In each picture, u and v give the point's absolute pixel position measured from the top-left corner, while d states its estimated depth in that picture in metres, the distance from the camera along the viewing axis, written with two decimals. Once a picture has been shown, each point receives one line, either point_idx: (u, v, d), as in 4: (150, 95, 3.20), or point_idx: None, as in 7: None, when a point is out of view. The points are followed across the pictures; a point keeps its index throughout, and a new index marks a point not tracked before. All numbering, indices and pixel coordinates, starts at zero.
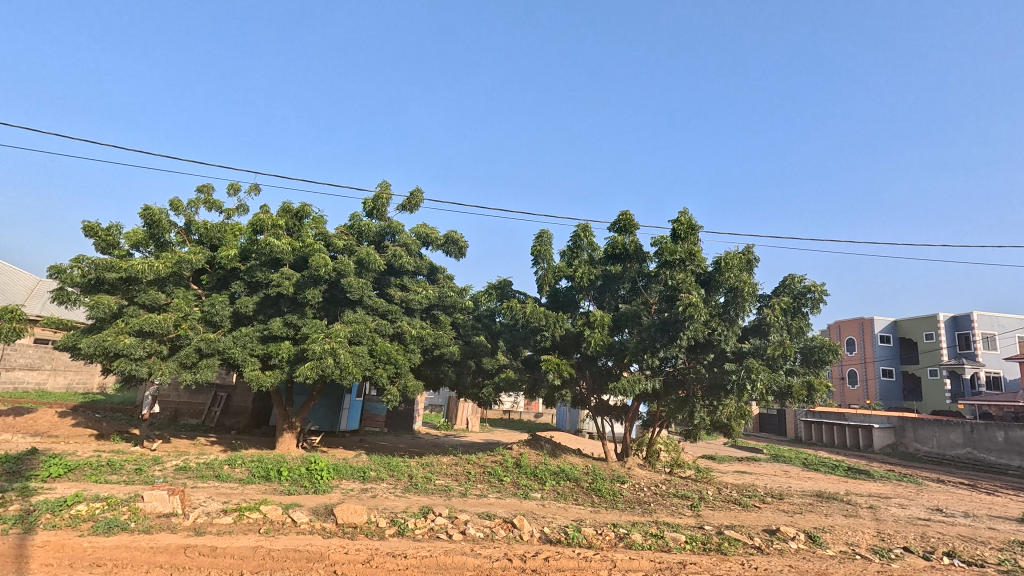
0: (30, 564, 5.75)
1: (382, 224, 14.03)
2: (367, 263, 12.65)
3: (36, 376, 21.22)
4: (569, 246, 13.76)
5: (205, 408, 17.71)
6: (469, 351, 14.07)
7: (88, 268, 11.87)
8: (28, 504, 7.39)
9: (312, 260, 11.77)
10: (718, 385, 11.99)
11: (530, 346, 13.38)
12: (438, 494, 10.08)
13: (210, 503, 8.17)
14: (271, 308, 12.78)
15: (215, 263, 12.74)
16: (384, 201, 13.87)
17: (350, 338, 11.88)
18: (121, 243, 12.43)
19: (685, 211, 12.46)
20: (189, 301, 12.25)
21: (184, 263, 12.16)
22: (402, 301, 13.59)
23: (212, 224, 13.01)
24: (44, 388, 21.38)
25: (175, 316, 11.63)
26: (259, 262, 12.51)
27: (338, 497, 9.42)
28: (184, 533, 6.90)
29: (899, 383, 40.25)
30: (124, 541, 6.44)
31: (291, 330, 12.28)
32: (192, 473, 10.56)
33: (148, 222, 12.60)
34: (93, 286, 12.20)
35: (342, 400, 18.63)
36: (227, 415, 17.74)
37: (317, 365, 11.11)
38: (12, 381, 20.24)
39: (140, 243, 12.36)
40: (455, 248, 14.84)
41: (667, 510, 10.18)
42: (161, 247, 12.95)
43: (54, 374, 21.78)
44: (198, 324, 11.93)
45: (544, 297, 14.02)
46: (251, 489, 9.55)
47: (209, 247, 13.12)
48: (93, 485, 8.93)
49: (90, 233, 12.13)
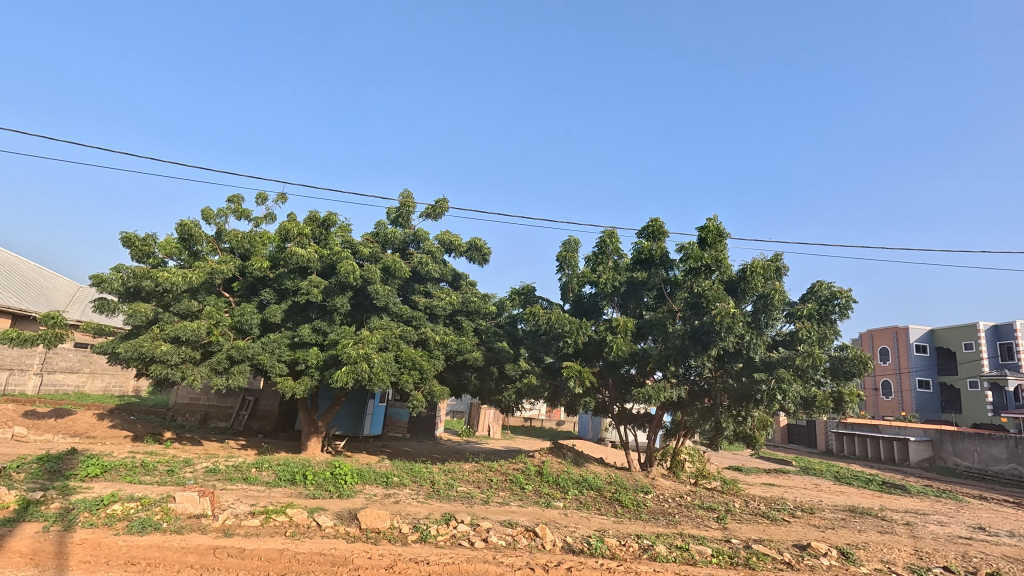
0: (69, 561, 5.95)
1: (406, 231, 14.22)
2: (393, 270, 12.88)
3: (75, 379, 22.07)
4: (594, 252, 13.68)
5: (234, 411, 18.19)
6: (492, 357, 14.10)
7: (125, 277, 12.27)
8: (68, 502, 7.67)
9: (341, 267, 12.00)
10: (748, 395, 11.76)
11: (553, 353, 13.43)
12: (460, 501, 10.09)
13: (238, 505, 8.36)
14: (299, 314, 13.03)
15: (244, 272, 13.08)
16: (409, 209, 14.06)
17: (379, 344, 12.06)
18: (156, 252, 12.87)
19: (715, 217, 12.21)
20: (220, 307, 12.61)
21: (216, 272, 12.54)
22: (426, 307, 13.76)
23: (242, 233, 13.36)
24: (82, 390, 22.30)
25: (208, 323, 11.85)
26: (287, 270, 12.75)
27: (361, 501, 9.53)
28: (214, 534, 7.08)
29: (937, 395, 38.69)
30: (156, 540, 6.63)
31: (319, 336, 12.51)
32: (220, 475, 10.80)
33: (181, 232, 13.00)
34: (131, 293, 12.66)
35: (366, 406, 18.88)
36: (254, 418, 18.19)
37: (351, 370, 11.26)
38: (54, 384, 21.13)
39: (174, 252, 12.80)
40: (478, 255, 14.92)
41: (692, 522, 9.99)
42: (194, 255, 13.36)
43: (92, 377, 22.73)
44: (229, 330, 12.22)
45: (567, 303, 13.97)
46: (277, 492, 9.74)
47: (240, 255, 13.46)
48: (128, 485, 9.22)
49: (127, 243, 12.58)
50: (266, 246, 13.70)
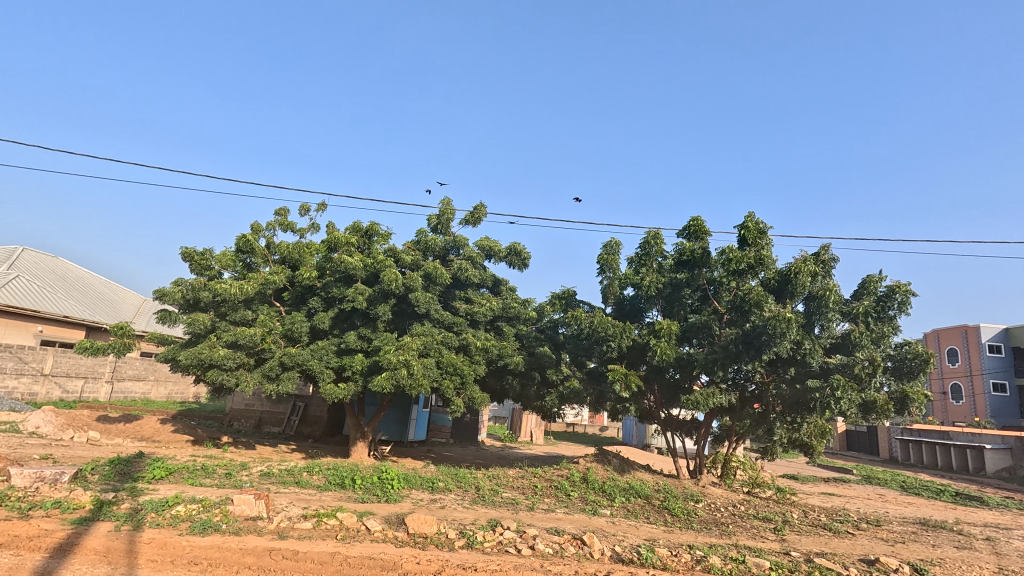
0: (138, 559, 6.26)
1: (446, 238, 14.40)
2: (434, 277, 13.05)
3: (142, 386, 23.48)
4: (638, 253, 13.41)
5: (285, 417, 18.84)
6: (534, 362, 14.04)
7: (186, 290, 12.95)
8: (137, 503, 8.12)
9: (384, 275, 12.30)
10: (802, 402, 11.23)
11: (595, 357, 13.17)
12: (505, 507, 10.05)
13: (292, 508, 8.61)
14: (346, 322, 13.42)
15: (294, 281, 13.54)
16: (448, 216, 14.22)
17: (421, 350, 12.20)
18: (214, 265, 13.52)
19: (753, 215, 11.77)
20: (273, 316, 13.11)
21: (268, 283, 13.04)
22: (467, 314, 13.86)
23: (291, 245, 13.87)
24: (148, 397, 23.70)
25: (261, 331, 12.40)
26: (334, 278, 13.15)
27: (408, 506, 9.64)
28: (269, 536, 7.31)
29: (1015, 399, 35.76)
30: (217, 541, 6.91)
31: (364, 343, 12.82)
32: (275, 478, 11.19)
33: (239, 244, 13.63)
34: (192, 305, 13.32)
35: (409, 411, 19.15)
36: (305, 424, 18.76)
37: (391, 375, 11.50)
38: (123, 391, 22.53)
39: (229, 265, 13.42)
40: (517, 260, 14.90)
41: (748, 533, 9.55)
42: (248, 267, 13.93)
43: (157, 385, 24.13)
44: (280, 338, 12.68)
45: (609, 306, 13.76)
46: (328, 496, 9.98)
47: (290, 266, 13.94)
48: (190, 487, 9.67)
49: (188, 257, 13.29)
50: (314, 256, 14.18)
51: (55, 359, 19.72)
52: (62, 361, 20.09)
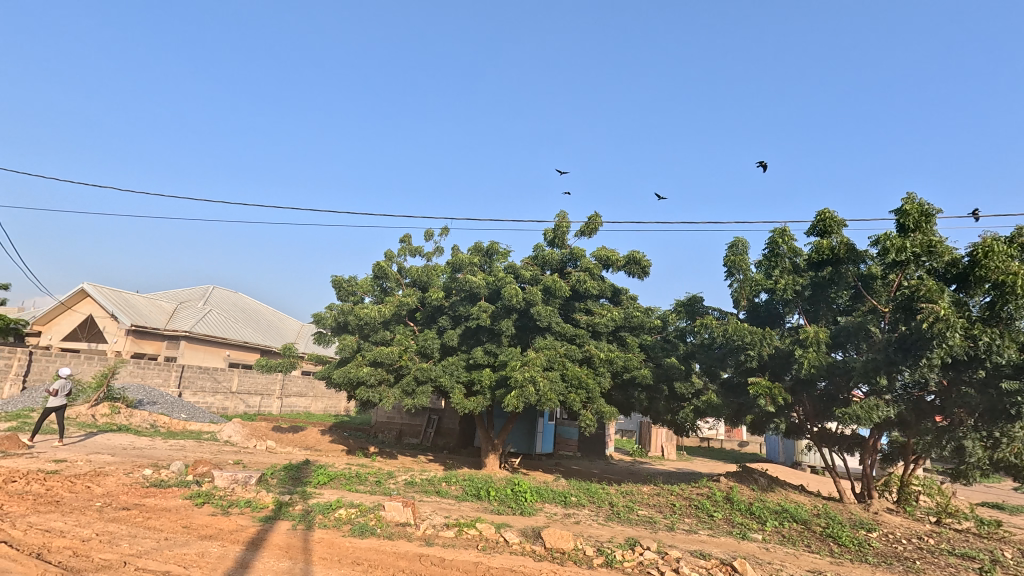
0: (312, 556, 7.06)
1: (563, 250, 14.48)
2: (553, 290, 13.14)
3: (304, 401, 26.77)
4: (767, 255, 12.18)
5: (422, 429, 20.15)
6: (663, 374, 13.37)
7: (337, 314, 14.59)
8: (307, 505, 9.20)
9: (505, 292, 12.69)
10: (1003, 410, 9.42)
11: (731, 367, 12.27)
12: (642, 526, 9.63)
13: (435, 516, 9.13)
14: (472, 338, 14.03)
15: (424, 302, 14.53)
16: (564, 229, 14.28)
17: (545, 364, 12.35)
18: (357, 291, 15.06)
19: (911, 196, 10.11)
20: (408, 335, 14.16)
21: (402, 304, 14.16)
22: (588, 325, 13.71)
23: (420, 268, 14.94)
24: (309, 410, 26.93)
25: (399, 349, 13.47)
26: (460, 297, 13.89)
27: (543, 520, 9.69)
28: (417, 542, 7.80)
29: None
30: (374, 544, 7.54)
31: (490, 358, 13.27)
32: (418, 487, 11.98)
33: (376, 271, 15.03)
34: (341, 328, 14.94)
35: (536, 425, 19.38)
36: (440, 435, 19.91)
37: (520, 393, 11.71)
38: (290, 405, 25.87)
39: (369, 290, 14.83)
40: (637, 268, 14.45)
41: (942, 572, 8.04)
42: (384, 290, 15.26)
43: (316, 400, 27.35)
44: (415, 355, 13.64)
45: (742, 311, 12.65)
46: (466, 506, 10.41)
47: (420, 288, 15.01)
48: (348, 493, 10.75)
49: (337, 285, 14.97)
50: (441, 277, 15.12)
51: (239, 378, 23.34)
52: (244, 380, 23.70)
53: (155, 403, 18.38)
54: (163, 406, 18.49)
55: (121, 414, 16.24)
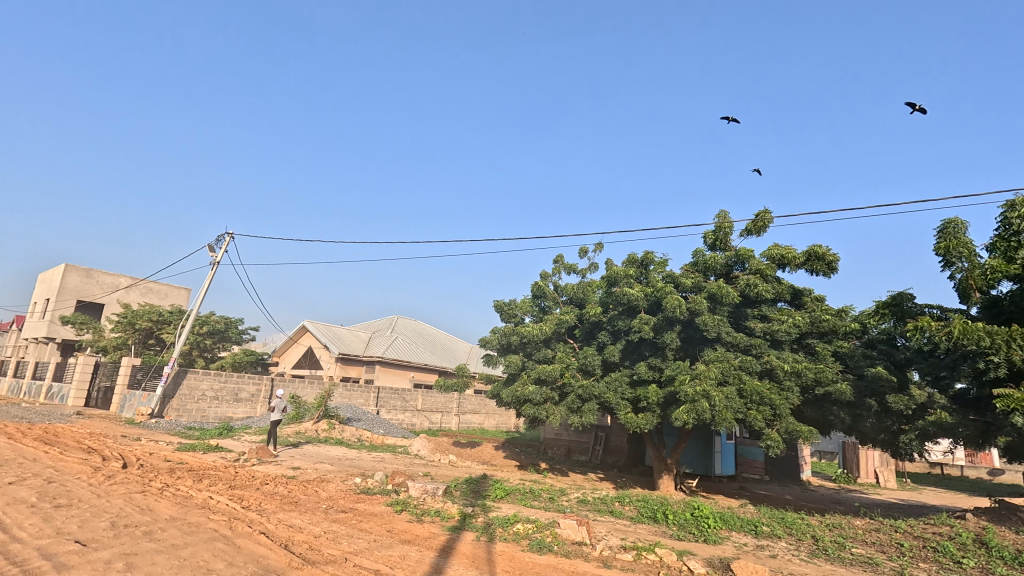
0: (496, 567, 7.41)
1: (727, 253, 13.29)
2: (720, 297, 12.12)
3: (478, 418, 28.69)
4: (1002, 235, 9.71)
5: (590, 446, 20.00)
6: (867, 388, 11.33)
7: (501, 335, 15.44)
8: (488, 518, 9.75)
9: (666, 303, 12.07)
10: None
11: (967, 375, 9.89)
12: (859, 567, 8.15)
13: (611, 537, 8.93)
14: (635, 352, 13.51)
15: (582, 319, 14.55)
16: (726, 230, 13.16)
17: (719, 378, 11.39)
18: (518, 312, 15.77)
19: None
20: (568, 352, 14.25)
21: (561, 322, 14.36)
22: (765, 333, 12.30)
23: (576, 285, 15.09)
24: (484, 427, 28.72)
25: (561, 366, 13.67)
26: (618, 311, 13.59)
27: (731, 550, 8.81)
28: (595, 563, 7.70)
29: None
30: (553, 561, 7.64)
31: (655, 373, 12.69)
32: (591, 506, 11.88)
33: (534, 291, 15.57)
34: (506, 348, 15.75)
35: (713, 443, 17.91)
36: (609, 453, 19.56)
37: (692, 409, 10.97)
38: (467, 422, 27.94)
39: (529, 310, 15.41)
40: (822, 265, 12.61)
41: None
42: (543, 310, 15.70)
43: (488, 417, 29.11)
44: (577, 372, 13.68)
45: (971, 307, 10.21)
46: (643, 529, 9.98)
47: (577, 305, 15.12)
48: (524, 508, 11.13)
49: (499, 308, 15.86)
50: (597, 293, 15.03)
51: (422, 397, 26.06)
52: (427, 399, 26.38)
53: (360, 420, 21.44)
54: (366, 423, 21.46)
55: (336, 429, 19.25)
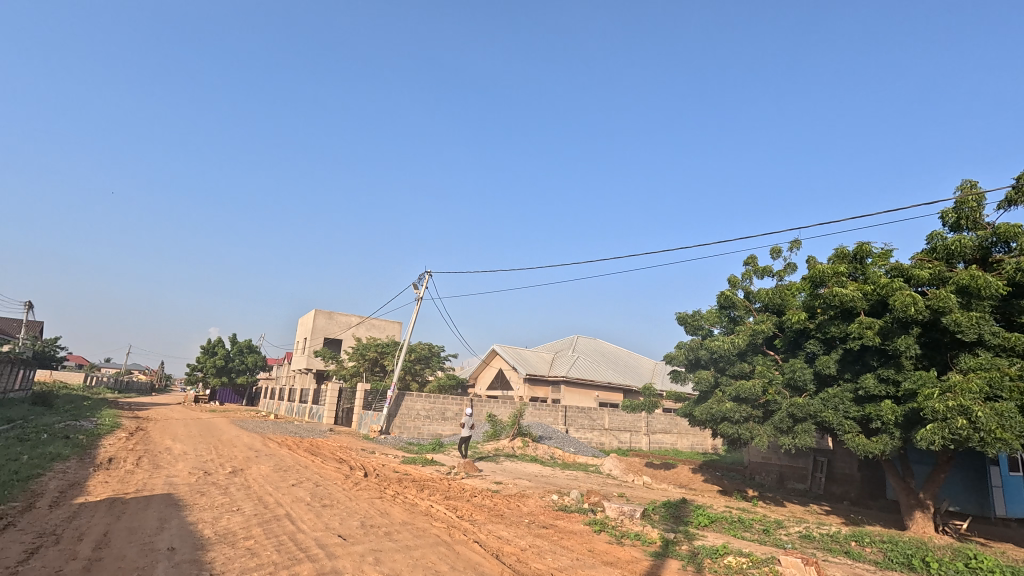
0: None
1: (980, 232, 10.49)
2: (975, 289, 9.62)
3: (670, 438, 27.27)
4: None
5: (809, 473, 17.26)
6: None
7: (688, 350, 14.52)
8: (694, 547, 9.11)
9: (894, 301, 10.04)
10: None
11: None
12: None
13: None
14: (857, 363, 11.44)
15: (784, 327, 12.87)
16: (975, 205, 10.50)
17: (987, 391, 8.96)
18: (705, 324, 14.68)
19: None
20: (770, 366, 12.67)
21: (758, 332, 12.85)
22: None
23: (771, 290, 13.50)
24: (677, 447, 27.14)
25: (762, 382, 12.24)
26: (829, 315, 11.70)
27: None
28: None
29: None
30: None
31: (889, 386, 10.54)
32: (818, 543, 10.24)
33: (721, 300, 14.16)
34: (695, 363, 14.75)
35: (986, 475, 14.03)
36: (834, 482, 16.68)
37: (945, 428, 8.89)
38: (658, 442, 26.76)
39: (717, 321, 14.21)
40: None
41: None
42: (733, 320, 14.23)
43: (681, 437, 27.46)
44: (784, 388, 12.07)
45: None
46: None
47: (776, 312, 13.45)
48: (734, 539, 10.12)
49: (683, 321, 14.97)
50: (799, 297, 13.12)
51: (609, 416, 25.96)
52: (614, 418, 26.16)
53: (551, 438, 22.17)
54: (557, 441, 22.08)
55: (529, 447, 20.19)
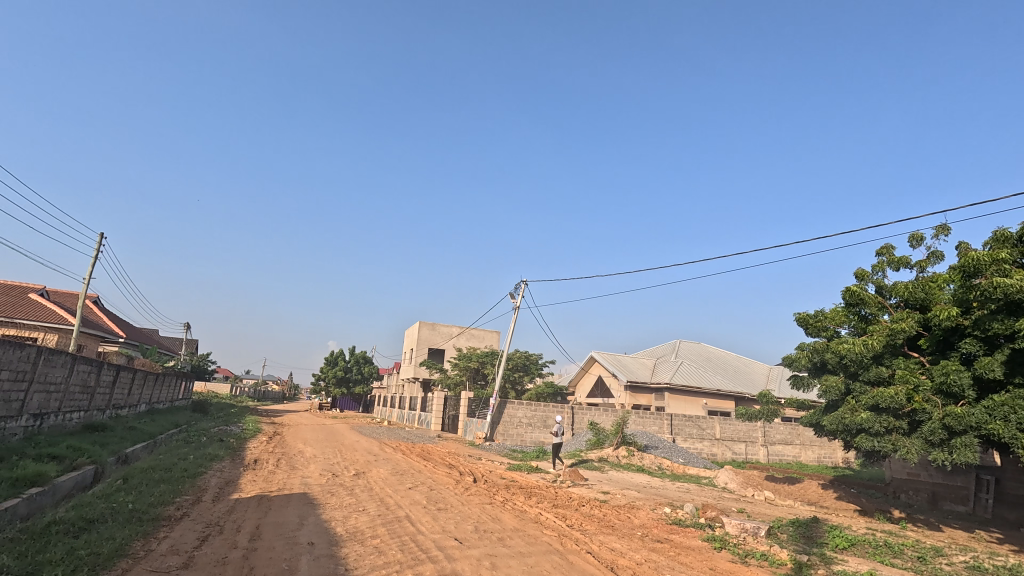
0: None
1: None
2: None
3: (792, 450, 24.99)
4: None
5: (970, 494, 14.65)
6: None
7: (812, 353, 13.20)
8: (832, 572, 8.20)
9: None
10: None
11: None
12: None
13: None
14: None
15: (930, 325, 11.21)
16: None
17: None
18: (830, 324, 13.27)
19: None
20: (914, 369, 11.11)
21: (897, 332, 11.26)
22: None
23: (911, 283, 11.86)
24: (801, 460, 24.77)
25: (905, 389, 10.76)
26: (989, 311, 9.99)
27: None
28: None
29: None
30: None
31: None
32: None
33: (847, 297, 12.66)
34: (821, 368, 13.39)
35: None
36: (1005, 506, 13.91)
37: None
38: (778, 454, 24.63)
39: (845, 321, 12.78)
40: None
41: None
42: (865, 319, 12.74)
43: (805, 449, 25.02)
44: (934, 396, 10.50)
45: None
46: None
47: (918, 308, 11.77)
48: (881, 566, 8.97)
49: (804, 322, 13.67)
50: (947, 290, 11.46)
51: (720, 425, 24.50)
52: (726, 427, 24.63)
53: (657, 448, 21.33)
54: (664, 451, 21.17)
55: (635, 456, 19.55)
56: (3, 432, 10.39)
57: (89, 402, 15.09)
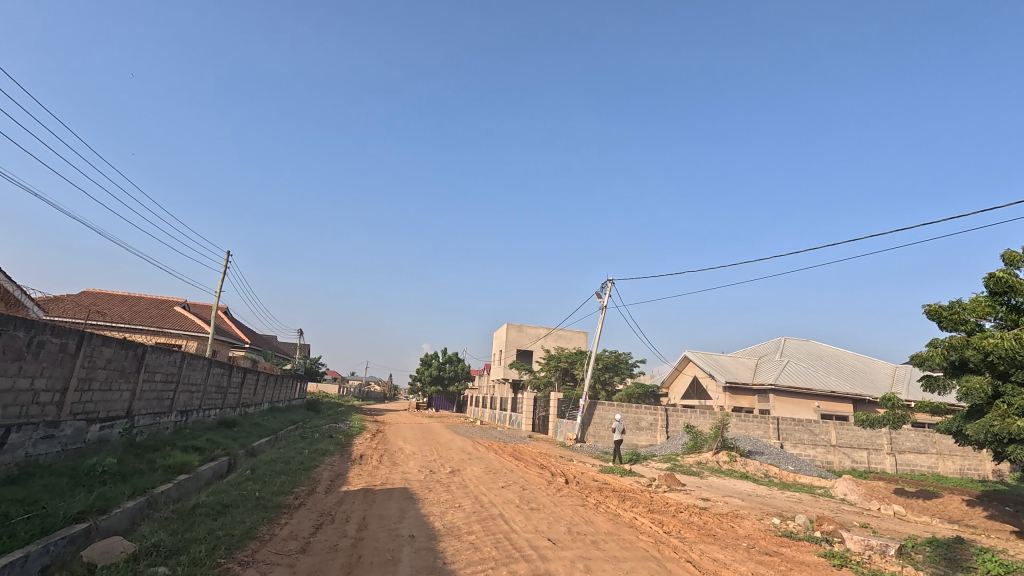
0: None
1: None
2: None
3: (927, 459, 22.07)
4: None
5: None
6: None
7: (946, 350, 11.52)
8: None
9: None
10: None
11: None
12: None
13: None
14: None
15: None
16: None
17: None
18: (969, 317, 11.50)
19: None
20: None
21: None
22: None
23: None
24: (938, 472, 21.80)
25: None
26: None
27: None
28: None
29: None
30: None
31: None
32: None
33: (992, 285, 10.92)
34: (959, 367, 11.65)
35: None
36: None
37: None
38: (908, 464, 21.89)
39: (989, 313, 11.02)
40: None
41: None
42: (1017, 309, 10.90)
43: (943, 459, 21.98)
44: None
45: None
46: None
47: None
48: None
49: (935, 315, 11.97)
50: None
51: (836, 431, 22.28)
52: (843, 432, 22.34)
53: (763, 454, 19.85)
54: (771, 457, 19.66)
55: (738, 462, 18.34)
56: (159, 426, 12.11)
57: (223, 401, 17.13)
